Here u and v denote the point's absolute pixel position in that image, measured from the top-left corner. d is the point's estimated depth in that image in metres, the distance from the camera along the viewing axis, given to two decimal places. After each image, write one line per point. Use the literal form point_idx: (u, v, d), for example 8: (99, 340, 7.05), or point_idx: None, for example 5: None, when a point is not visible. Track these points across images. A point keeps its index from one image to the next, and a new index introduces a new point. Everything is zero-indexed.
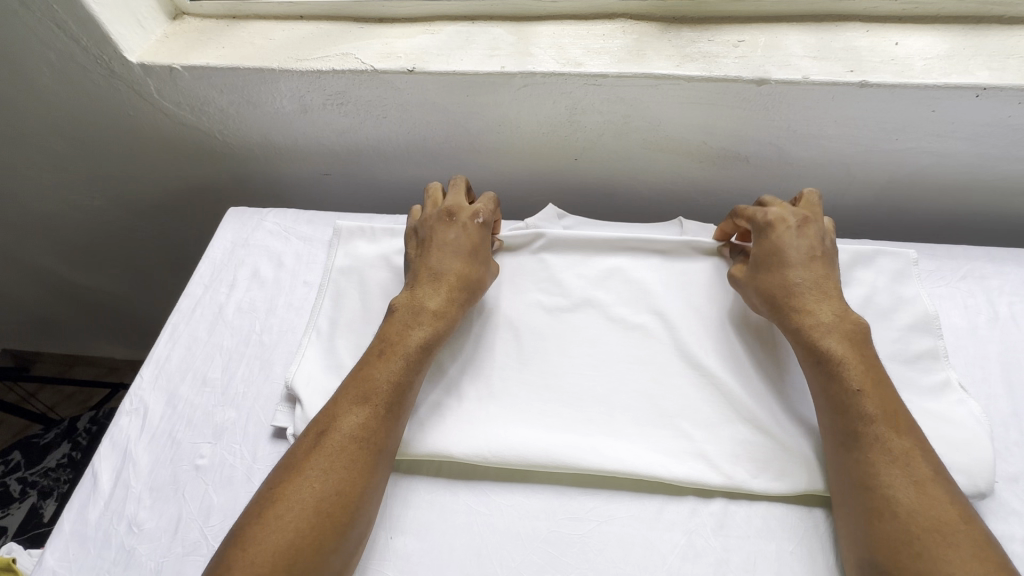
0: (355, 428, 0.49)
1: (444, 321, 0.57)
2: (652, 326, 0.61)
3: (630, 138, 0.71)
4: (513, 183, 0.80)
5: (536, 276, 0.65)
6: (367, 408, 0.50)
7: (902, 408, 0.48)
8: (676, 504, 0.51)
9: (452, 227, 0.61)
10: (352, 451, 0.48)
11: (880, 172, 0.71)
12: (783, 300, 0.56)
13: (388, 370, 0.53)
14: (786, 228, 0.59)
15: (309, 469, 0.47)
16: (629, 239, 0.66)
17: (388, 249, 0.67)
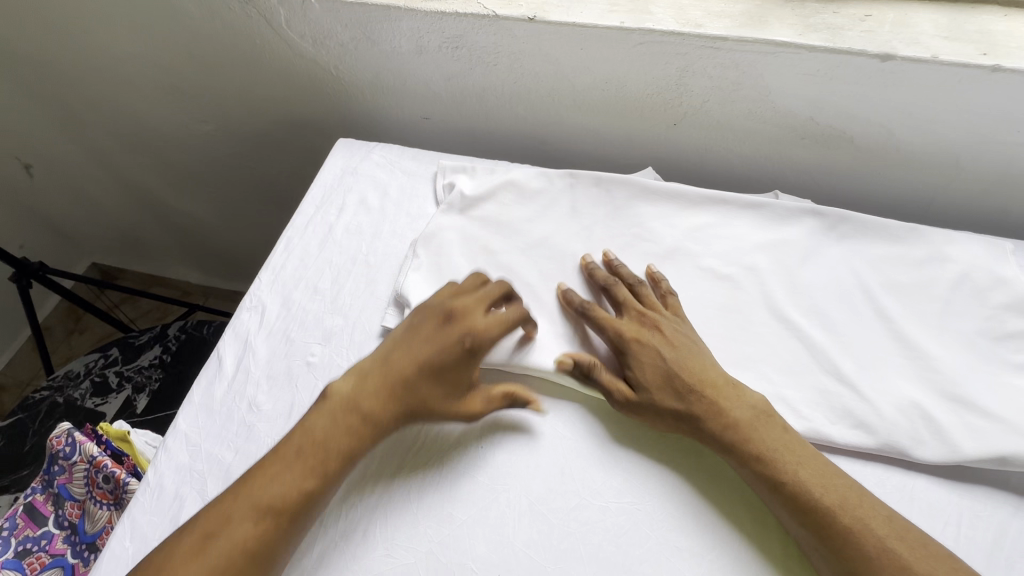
0: (348, 398, 0.53)
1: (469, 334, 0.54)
2: (739, 292, 0.63)
3: (735, 108, 0.71)
4: (606, 144, 0.82)
5: (629, 233, 0.67)
6: (365, 377, 0.54)
7: (817, 460, 0.50)
8: None
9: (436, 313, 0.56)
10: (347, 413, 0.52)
11: (995, 168, 0.69)
12: (689, 409, 0.52)
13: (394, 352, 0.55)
14: (661, 329, 0.57)
15: (307, 430, 0.51)
16: (723, 204, 0.67)
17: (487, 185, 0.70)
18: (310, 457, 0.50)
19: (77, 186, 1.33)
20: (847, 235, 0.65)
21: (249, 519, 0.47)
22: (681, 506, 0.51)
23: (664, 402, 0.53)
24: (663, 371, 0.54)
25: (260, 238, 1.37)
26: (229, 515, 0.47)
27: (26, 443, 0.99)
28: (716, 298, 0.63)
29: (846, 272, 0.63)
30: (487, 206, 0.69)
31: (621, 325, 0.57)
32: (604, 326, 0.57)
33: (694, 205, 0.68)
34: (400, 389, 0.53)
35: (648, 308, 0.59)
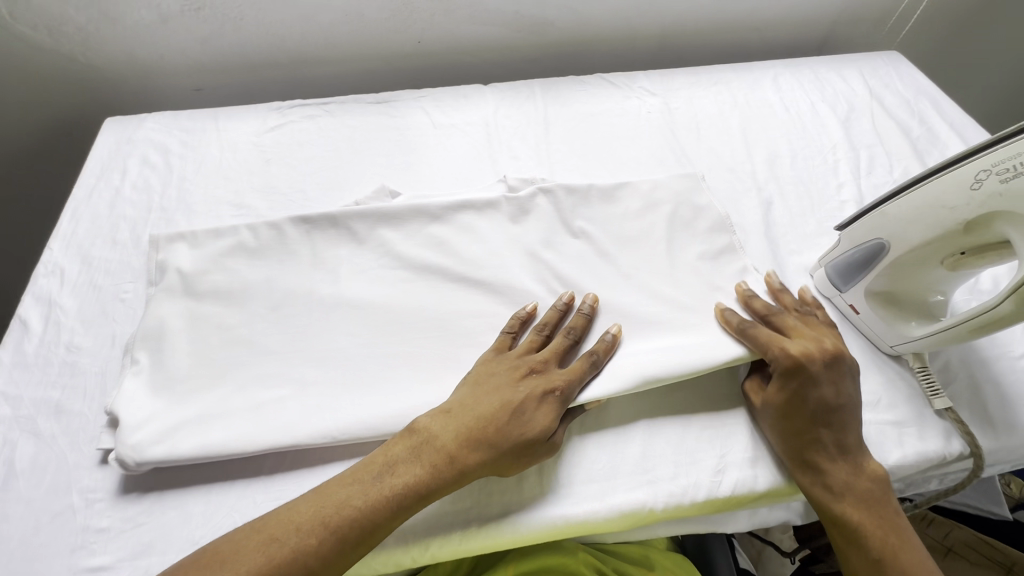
0: (361, 507, 0.45)
1: (547, 384, 0.52)
2: (495, 147, 0.77)
3: (460, 15, 0.86)
4: (372, 77, 0.92)
5: (397, 129, 0.80)
6: (375, 488, 0.46)
7: (883, 480, 0.51)
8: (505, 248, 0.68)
9: (522, 371, 0.53)
10: (271, 544, 0.42)
11: (654, 23, 0.92)
12: (817, 460, 0.50)
13: (401, 469, 0.47)
14: (557, 392, 0.51)
15: (244, 568, 0.41)
16: (466, 94, 0.84)
17: (213, 252, 0.63)
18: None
19: None
20: (562, 95, 0.84)
21: None
22: None
23: (811, 451, 0.50)
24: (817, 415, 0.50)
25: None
26: None
27: None
28: (475, 150, 0.77)
29: (565, 114, 0.82)
30: (216, 276, 0.62)
31: (526, 389, 0.52)
32: (495, 398, 0.51)
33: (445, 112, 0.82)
34: (406, 510, 0.46)
35: (549, 360, 0.54)
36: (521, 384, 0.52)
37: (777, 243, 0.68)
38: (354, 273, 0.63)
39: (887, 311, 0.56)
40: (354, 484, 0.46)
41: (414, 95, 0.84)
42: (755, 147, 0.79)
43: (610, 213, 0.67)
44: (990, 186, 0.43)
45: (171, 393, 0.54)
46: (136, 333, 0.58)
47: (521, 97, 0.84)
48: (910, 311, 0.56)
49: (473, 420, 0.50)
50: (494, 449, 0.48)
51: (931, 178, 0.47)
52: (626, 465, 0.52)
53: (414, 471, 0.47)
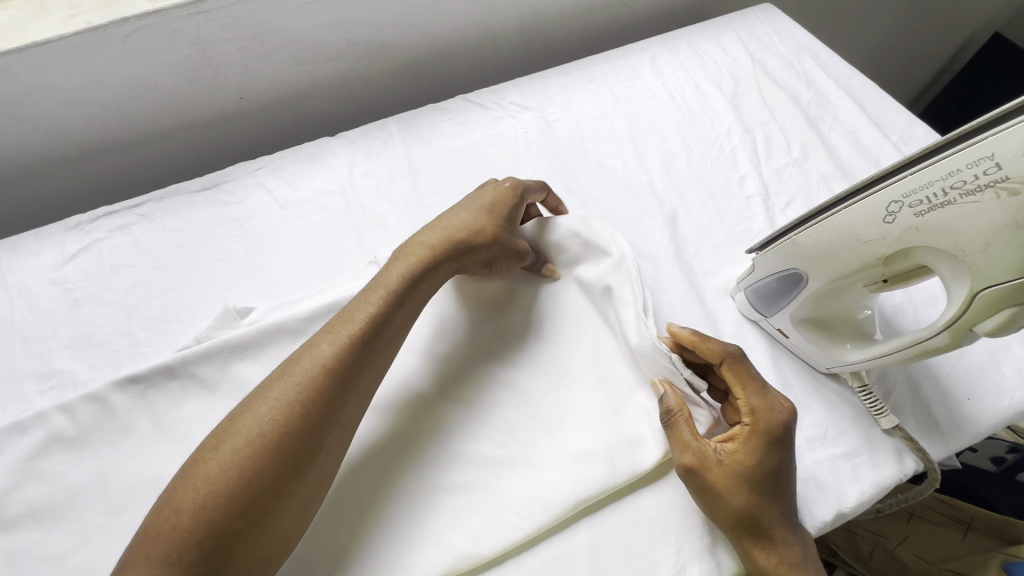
0: (365, 315, 0.47)
1: (498, 190, 0.56)
2: (358, 217, 0.65)
3: (278, 58, 0.71)
4: (196, 149, 0.76)
5: (233, 220, 0.65)
6: (370, 301, 0.48)
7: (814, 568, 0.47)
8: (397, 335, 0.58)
9: (477, 192, 0.57)
10: (290, 371, 0.44)
11: (511, 19, 0.80)
12: (760, 532, 0.45)
13: (390, 274, 0.50)
14: (505, 187, 0.56)
15: (270, 395, 0.42)
16: (310, 155, 0.70)
17: (15, 458, 0.49)
18: (275, 420, 0.41)
19: None
20: (423, 132, 0.72)
21: (194, 539, 0.37)
22: None
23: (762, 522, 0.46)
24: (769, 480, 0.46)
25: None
26: (178, 527, 0.37)
27: None
28: (334, 226, 0.65)
29: (431, 155, 0.70)
30: (30, 489, 0.48)
31: (481, 198, 0.56)
32: (462, 213, 0.55)
33: (287, 183, 0.68)
34: (408, 304, 0.49)
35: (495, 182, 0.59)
36: (480, 192, 0.57)
37: (689, 266, 0.61)
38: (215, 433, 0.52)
39: (818, 333, 0.51)
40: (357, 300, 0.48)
41: (248, 169, 0.70)
42: (646, 150, 0.71)
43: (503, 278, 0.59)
44: (907, 219, 0.37)
45: None
46: None
47: (377, 145, 0.71)
48: (839, 330, 0.51)
49: (450, 226, 0.53)
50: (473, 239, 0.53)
51: (838, 206, 0.41)
52: None
53: (397, 274, 0.50)
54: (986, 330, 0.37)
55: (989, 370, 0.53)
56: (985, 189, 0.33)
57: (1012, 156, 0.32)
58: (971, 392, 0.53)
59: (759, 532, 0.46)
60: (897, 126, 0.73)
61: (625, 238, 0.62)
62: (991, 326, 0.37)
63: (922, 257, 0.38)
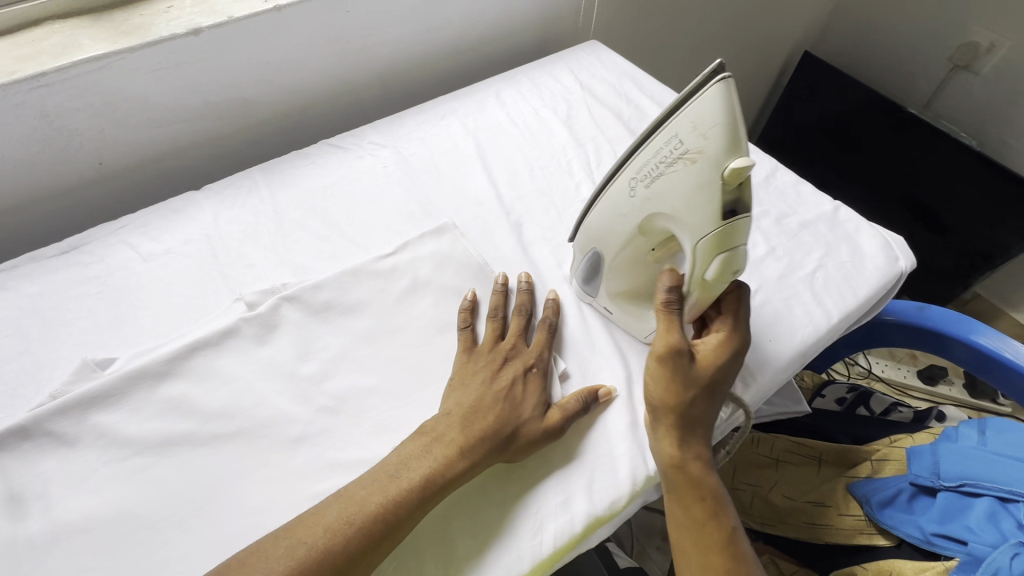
0: (405, 492, 0.48)
1: (535, 379, 0.56)
2: (225, 260, 0.68)
3: (136, 123, 0.74)
4: (53, 217, 0.76)
5: (95, 277, 0.66)
6: (416, 473, 0.49)
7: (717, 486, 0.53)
8: (258, 366, 0.58)
9: (513, 366, 0.57)
10: (332, 534, 0.45)
11: (365, 70, 0.88)
12: (684, 429, 0.52)
13: (419, 460, 0.50)
14: (535, 368, 0.57)
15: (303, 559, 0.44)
16: (176, 209, 0.72)
17: None
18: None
19: None
20: (288, 177, 0.77)
21: None
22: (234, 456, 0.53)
23: (690, 416, 0.52)
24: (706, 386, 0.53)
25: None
26: None
27: None
28: (201, 271, 0.67)
29: (296, 195, 0.75)
30: None
31: (511, 373, 0.56)
32: (493, 385, 0.55)
33: (150, 237, 0.70)
34: (431, 500, 0.49)
35: (516, 343, 0.59)
36: (509, 369, 0.57)
37: (536, 265, 0.69)
38: (76, 484, 0.51)
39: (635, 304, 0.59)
40: (380, 481, 0.48)
41: (110, 229, 0.71)
42: (496, 170, 0.79)
43: (367, 297, 0.64)
44: (642, 187, 0.49)
45: None
46: None
47: (243, 192, 0.75)
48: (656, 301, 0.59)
49: (487, 406, 0.53)
50: (500, 434, 0.52)
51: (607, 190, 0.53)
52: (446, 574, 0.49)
53: (445, 453, 0.50)
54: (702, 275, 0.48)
55: (783, 314, 0.64)
56: (679, 160, 0.45)
57: (688, 132, 0.44)
58: (772, 334, 0.63)
59: (683, 429, 0.52)
60: None
61: (478, 248, 0.69)
62: (713, 271, 0.47)
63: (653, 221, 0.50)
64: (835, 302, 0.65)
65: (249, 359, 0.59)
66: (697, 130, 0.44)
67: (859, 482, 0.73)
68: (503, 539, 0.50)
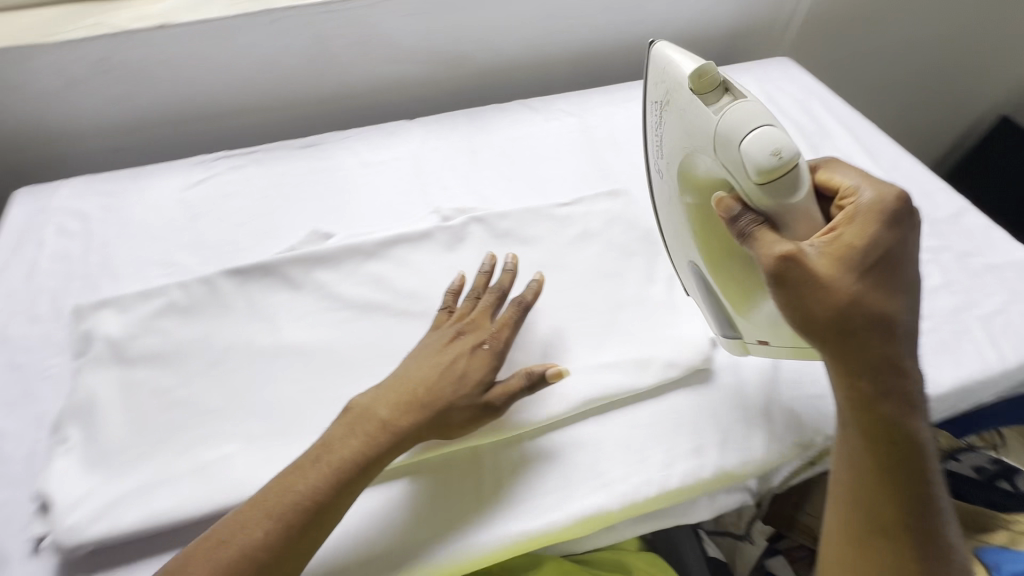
0: (359, 445, 0.50)
1: (479, 359, 0.55)
2: (426, 178, 0.79)
3: (377, 56, 0.88)
4: (294, 122, 0.93)
5: (326, 170, 0.80)
6: (379, 425, 0.51)
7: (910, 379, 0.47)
8: (445, 268, 0.68)
9: (458, 344, 0.56)
10: (320, 463, 0.49)
11: (565, 48, 0.97)
12: (841, 324, 0.45)
13: (348, 437, 0.50)
14: (486, 345, 0.56)
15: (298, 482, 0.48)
16: (393, 131, 0.85)
17: (142, 316, 0.62)
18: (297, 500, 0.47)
19: None
20: (486, 124, 0.87)
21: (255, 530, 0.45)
22: (418, 330, 0.63)
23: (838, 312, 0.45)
24: (853, 284, 0.44)
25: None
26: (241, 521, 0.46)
27: None
28: (407, 183, 0.79)
29: (490, 140, 0.85)
30: (147, 339, 0.61)
31: (455, 350, 0.56)
32: (433, 364, 0.55)
33: (370, 149, 0.83)
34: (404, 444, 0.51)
35: (478, 318, 0.58)
36: (450, 350, 0.56)
37: None
38: (298, 318, 0.63)
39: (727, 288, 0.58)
40: (347, 422, 0.51)
41: (340, 137, 0.85)
42: None
43: (542, 233, 0.71)
44: (675, 162, 0.55)
45: (123, 466, 0.52)
46: (96, 404, 0.56)
47: (447, 128, 0.86)
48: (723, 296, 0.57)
49: (417, 385, 0.53)
50: (430, 409, 0.52)
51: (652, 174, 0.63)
52: (581, 476, 0.56)
53: (367, 428, 0.51)
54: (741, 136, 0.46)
55: (951, 344, 0.62)
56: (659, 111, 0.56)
57: (659, 92, 0.56)
58: (934, 359, 0.61)
59: (850, 330, 0.45)
60: (888, 156, 0.84)
61: (646, 216, 0.75)
62: (758, 142, 0.45)
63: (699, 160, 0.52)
64: (1013, 347, 0.63)
65: (438, 259, 0.68)
66: (659, 83, 0.56)
67: (990, 548, 0.67)
68: (634, 461, 0.57)
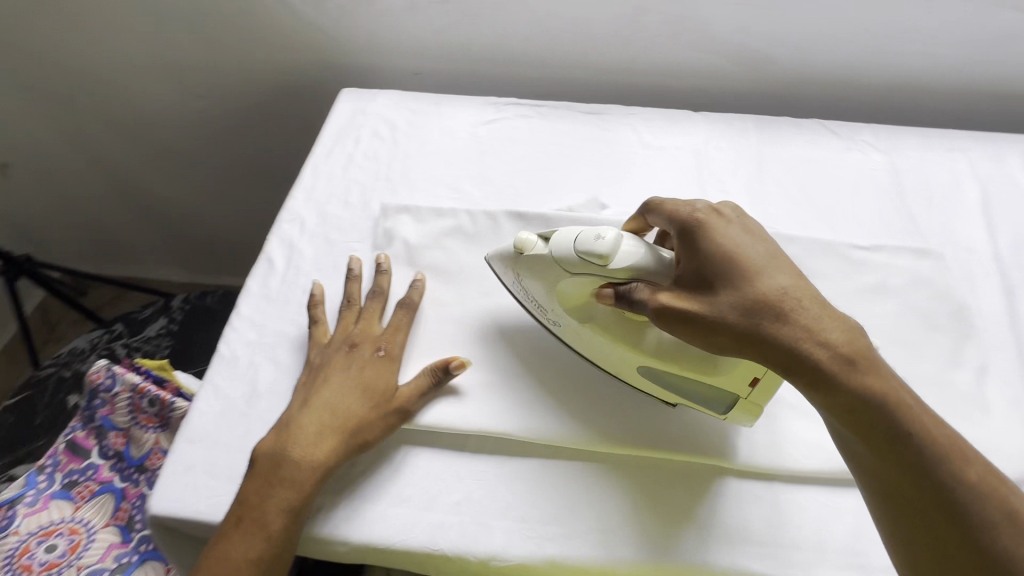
0: (310, 452, 0.50)
1: (383, 368, 0.56)
2: (706, 177, 0.77)
3: (685, 40, 0.84)
4: (574, 90, 0.92)
5: (607, 142, 0.80)
6: (299, 430, 0.51)
7: (869, 348, 0.44)
8: None
9: (351, 355, 0.57)
10: (309, 434, 0.51)
11: (888, 75, 0.85)
12: (779, 304, 0.45)
13: (309, 434, 0.51)
14: (355, 344, 0.57)
15: (297, 440, 0.51)
16: (679, 120, 0.83)
17: (434, 231, 0.68)
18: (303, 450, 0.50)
19: (60, 189, 1.32)
20: (778, 136, 0.81)
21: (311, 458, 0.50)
22: None
23: (735, 299, 0.45)
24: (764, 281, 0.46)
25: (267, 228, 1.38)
26: (293, 440, 0.51)
27: (37, 415, 1.00)
28: (685, 176, 0.77)
29: (780, 154, 0.79)
30: (435, 253, 0.66)
31: (359, 354, 0.57)
32: (343, 371, 0.55)
33: (653, 132, 0.81)
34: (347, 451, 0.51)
35: (366, 326, 0.59)
36: (350, 358, 0.56)
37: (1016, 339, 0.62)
38: None
39: (691, 380, 0.52)
40: (298, 429, 0.51)
41: (624, 112, 0.84)
42: (997, 227, 0.71)
43: (828, 272, 0.65)
44: (556, 309, 0.55)
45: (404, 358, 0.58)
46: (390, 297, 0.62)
47: (735, 130, 0.82)
48: (683, 380, 0.52)
49: (345, 390, 0.54)
50: (380, 409, 0.53)
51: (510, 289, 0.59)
52: (838, 545, 0.50)
53: (304, 437, 0.51)
54: (572, 249, 0.52)
55: None
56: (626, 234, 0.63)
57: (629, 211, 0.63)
58: None
59: (777, 310, 0.44)
60: None
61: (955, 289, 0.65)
62: (584, 241, 0.51)
63: (564, 286, 0.54)
64: None
65: None
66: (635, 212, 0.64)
67: None
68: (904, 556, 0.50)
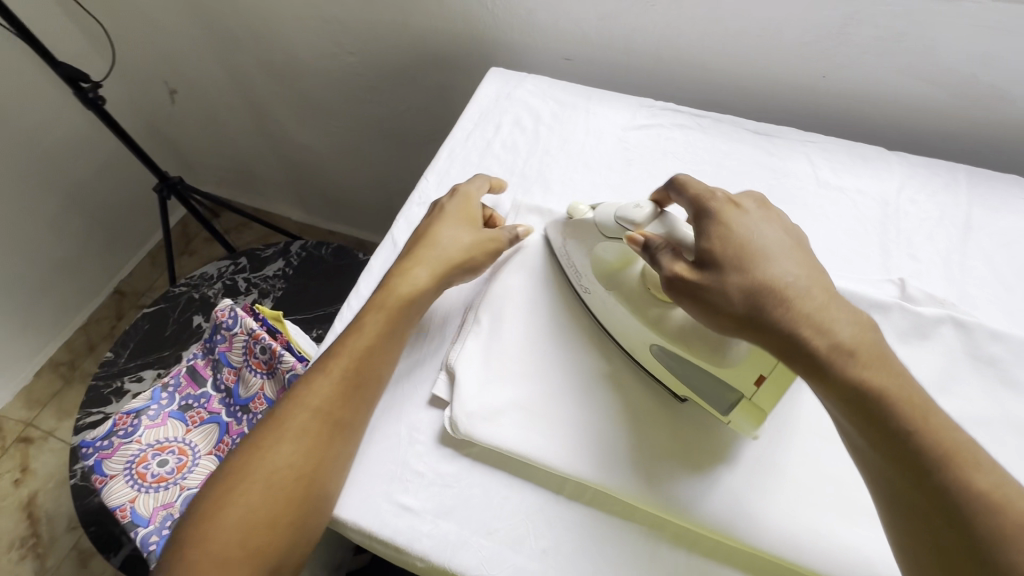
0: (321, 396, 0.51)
1: (402, 288, 0.57)
2: (890, 235, 0.64)
3: (897, 63, 0.70)
4: (742, 101, 0.82)
5: (773, 171, 0.70)
6: (322, 379, 0.52)
7: (919, 396, 0.38)
8: None
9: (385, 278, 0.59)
10: (324, 387, 0.52)
11: None
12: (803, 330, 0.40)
13: (325, 378, 0.52)
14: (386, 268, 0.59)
15: (315, 391, 0.52)
16: (867, 159, 0.70)
17: None
18: (317, 399, 0.51)
19: (214, 120, 1.43)
20: (995, 198, 0.66)
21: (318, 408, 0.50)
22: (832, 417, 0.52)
23: (778, 315, 0.41)
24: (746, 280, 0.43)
25: (385, 186, 1.41)
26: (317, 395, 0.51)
27: (167, 328, 1.10)
28: (862, 229, 0.65)
29: (994, 222, 0.64)
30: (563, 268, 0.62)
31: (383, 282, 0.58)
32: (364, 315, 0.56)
33: (832, 167, 0.70)
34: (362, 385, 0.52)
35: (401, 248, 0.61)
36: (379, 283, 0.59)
37: None
38: None
39: (695, 369, 0.50)
40: (312, 377, 0.53)
41: (800, 138, 0.73)
42: None
43: None
44: (589, 274, 0.56)
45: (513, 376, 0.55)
46: (509, 307, 0.59)
47: (938, 181, 0.68)
48: (687, 363, 0.50)
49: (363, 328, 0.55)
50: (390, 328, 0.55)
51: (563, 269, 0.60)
52: None
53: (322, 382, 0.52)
54: (611, 216, 0.53)
55: None
56: None
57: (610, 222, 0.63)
58: None
59: (825, 358, 0.39)
60: None
61: None
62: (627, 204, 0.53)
63: (602, 250, 0.55)
64: None
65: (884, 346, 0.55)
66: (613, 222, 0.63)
67: None
68: None
